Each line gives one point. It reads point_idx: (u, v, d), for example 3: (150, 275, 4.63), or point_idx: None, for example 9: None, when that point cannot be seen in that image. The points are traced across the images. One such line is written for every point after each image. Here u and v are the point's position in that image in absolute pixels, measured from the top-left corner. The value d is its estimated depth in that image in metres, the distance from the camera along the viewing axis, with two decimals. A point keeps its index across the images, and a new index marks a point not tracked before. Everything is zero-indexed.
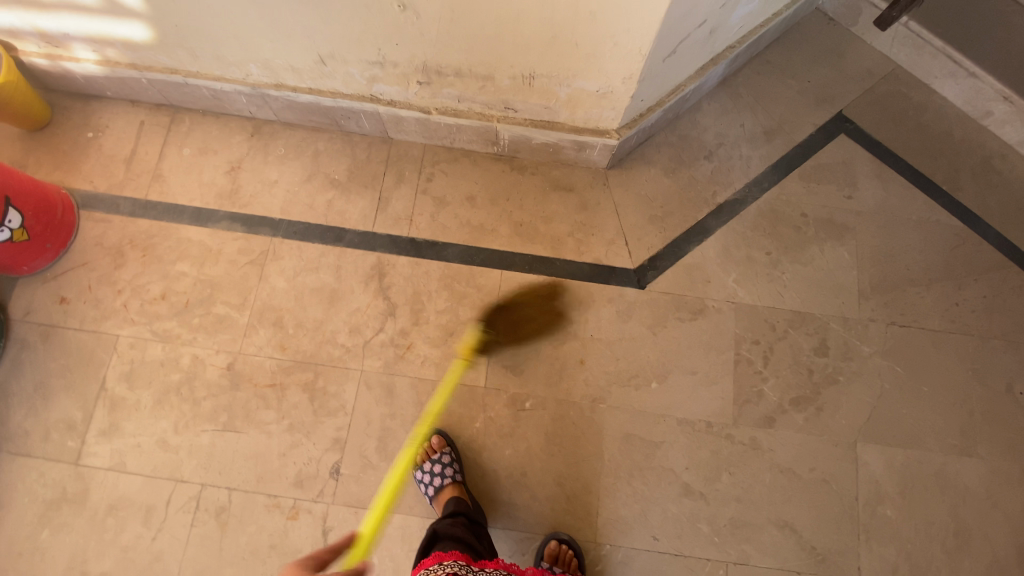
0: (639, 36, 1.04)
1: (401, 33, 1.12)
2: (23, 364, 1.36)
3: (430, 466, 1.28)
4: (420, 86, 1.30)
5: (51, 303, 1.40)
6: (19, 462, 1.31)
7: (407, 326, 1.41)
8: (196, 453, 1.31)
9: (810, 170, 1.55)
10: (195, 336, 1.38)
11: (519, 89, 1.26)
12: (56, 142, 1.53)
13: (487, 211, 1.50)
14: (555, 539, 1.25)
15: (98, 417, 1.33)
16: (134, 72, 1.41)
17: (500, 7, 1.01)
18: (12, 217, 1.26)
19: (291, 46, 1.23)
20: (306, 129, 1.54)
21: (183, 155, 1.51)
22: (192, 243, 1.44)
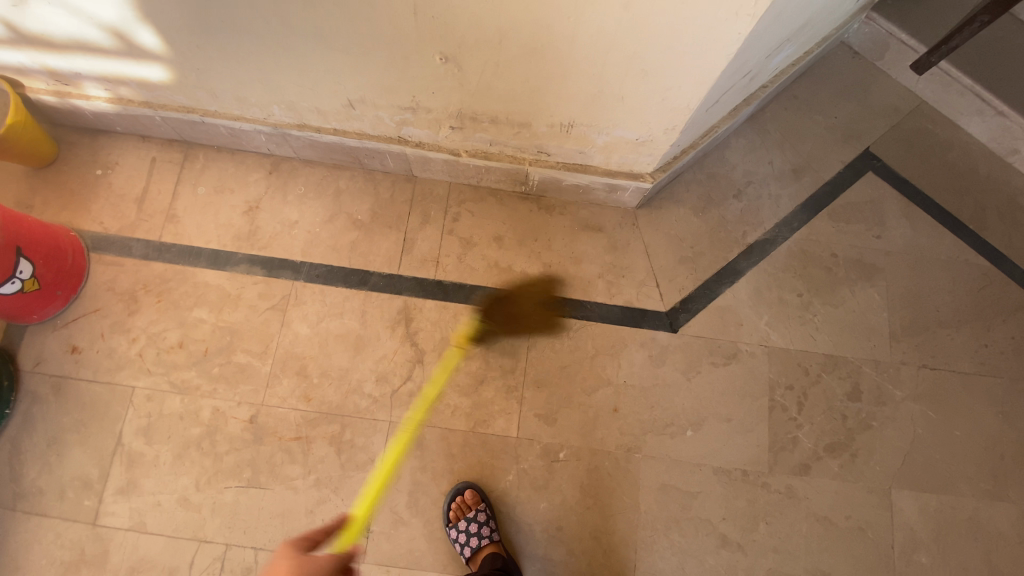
0: (689, 93, 1.02)
1: (440, 82, 1.09)
2: (33, 418, 1.30)
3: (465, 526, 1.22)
4: (452, 131, 1.26)
5: (62, 353, 1.34)
6: (32, 523, 1.24)
7: (436, 373, 1.36)
8: (220, 512, 1.26)
9: (839, 209, 1.54)
10: (216, 387, 1.32)
11: (555, 135, 1.23)
12: (63, 181, 1.46)
13: (515, 252, 1.47)
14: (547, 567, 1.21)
15: (115, 474, 1.27)
16: (148, 110, 1.35)
17: (548, 62, 0.98)
18: (23, 268, 1.21)
19: (320, 92, 1.18)
20: (326, 167, 1.48)
21: (198, 194, 1.45)
22: (209, 287, 1.39)
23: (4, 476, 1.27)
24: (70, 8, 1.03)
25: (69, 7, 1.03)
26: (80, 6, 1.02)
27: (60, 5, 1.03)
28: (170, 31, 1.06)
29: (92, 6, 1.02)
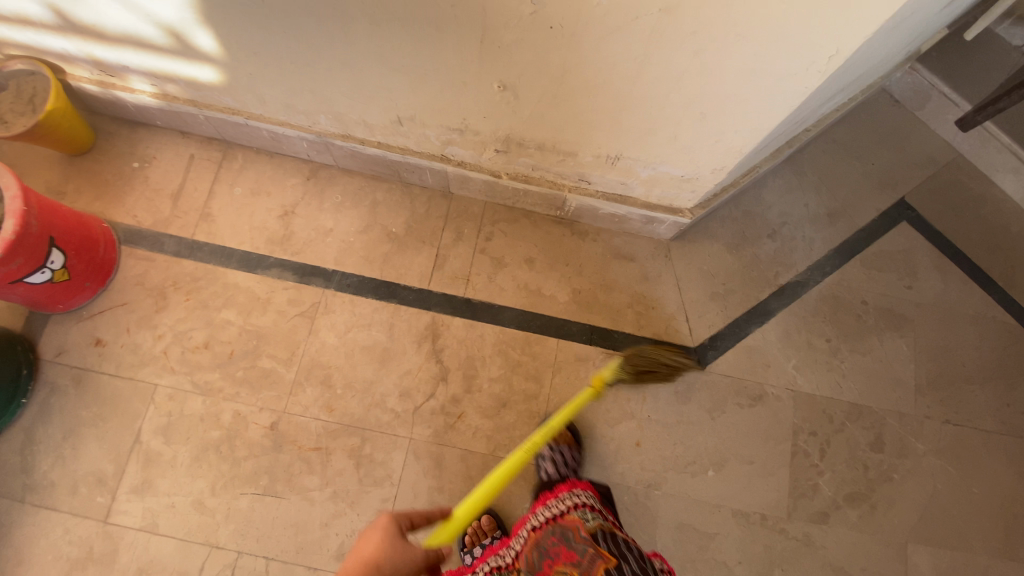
0: (743, 138, 1.01)
1: (493, 108, 1.08)
2: (52, 409, 1.29)
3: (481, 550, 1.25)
4: (496, 153, 1.26)
5: (86, 344, 1.33)
6: (44, 516, 1.23)
7: (459, 393, 1.35)
8: (234, 518, 1.24)
9: (871, 256, 1.53)
10: (238, 391, 1.31)
11: (600, 166, 1.22)
12: (97, 170, 1.45)
13: (546, 276, 1.46)
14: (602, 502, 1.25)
15: (131, 473, 1.26)
16: (193, 108, 1.35)
17: (607, 97, 0.98)
18: (54, 258, 1.20)
19: (370, 105, 1.18)
20: (364, 177, 1.49)
21: (234, 195, 1.45)
22: (239, 289, 1.38)
23: (17, 466, 1.25)
24: (127, 7, 1.03)
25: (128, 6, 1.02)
26: (139, 7, 1.01)
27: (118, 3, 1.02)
28: (226, 37, 1.05)
29: (152, 8, 1.01)
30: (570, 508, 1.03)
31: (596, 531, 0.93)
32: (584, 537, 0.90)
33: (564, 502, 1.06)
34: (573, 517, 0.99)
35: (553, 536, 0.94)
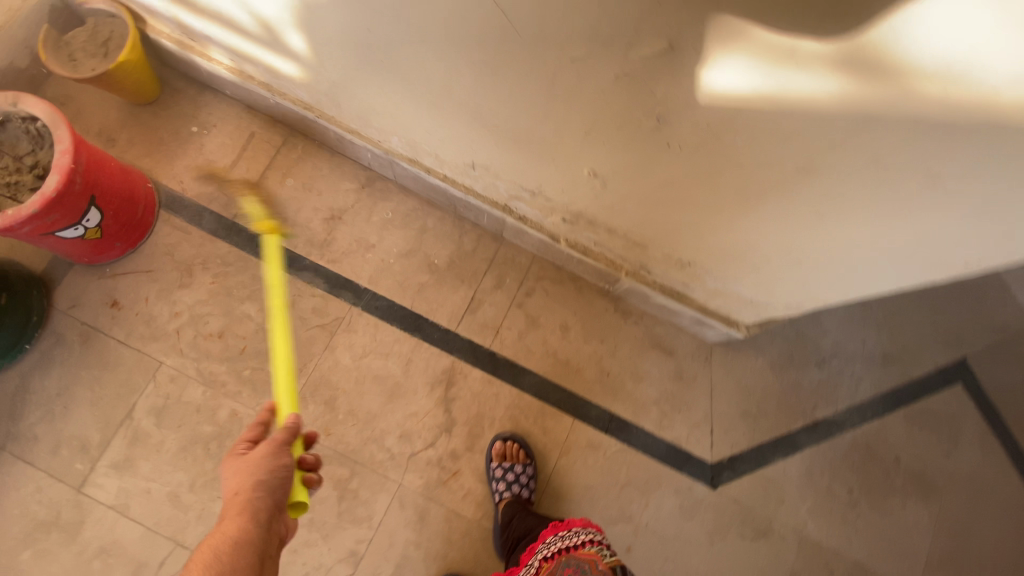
0: (833, 291, 0.93)
1: (575, 186, 1.01)
2: (53, 362, 1.26)
3: None
4: (562, 221, 1.19)
5: (102, 304, 1.29)
6: (19, 468, 1.20)
7: (460, 449, 1.31)
8: (205, 521, 1.21)
9: (916, 413, 1.44)
10: (240, 390, 1.27)
11: (667, 264, 1.14)
12: (154, 126, 1.40)
13: (578, 349, 1.39)
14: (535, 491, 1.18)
15: (115, 447, 1.23)
16: (265, 92, 1.29)
17: (700, 216, 0.90)
18: (91, 216, 1.16)
19: (447, 143, 1.11)
20: (419, 200, 1.44)
21: (284, 186, 1.40)
22: (266, 285, 1.34)
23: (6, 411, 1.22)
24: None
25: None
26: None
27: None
28: (319, 45, 0.99)
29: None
30: (582, 543, 0.95)
31: (615, 566, 0.88)
32: (602, 570, 0.86)
33: (577, 535, 0.99)
34: (587, 550, 0.93)
35: (569, 569, 0.90)
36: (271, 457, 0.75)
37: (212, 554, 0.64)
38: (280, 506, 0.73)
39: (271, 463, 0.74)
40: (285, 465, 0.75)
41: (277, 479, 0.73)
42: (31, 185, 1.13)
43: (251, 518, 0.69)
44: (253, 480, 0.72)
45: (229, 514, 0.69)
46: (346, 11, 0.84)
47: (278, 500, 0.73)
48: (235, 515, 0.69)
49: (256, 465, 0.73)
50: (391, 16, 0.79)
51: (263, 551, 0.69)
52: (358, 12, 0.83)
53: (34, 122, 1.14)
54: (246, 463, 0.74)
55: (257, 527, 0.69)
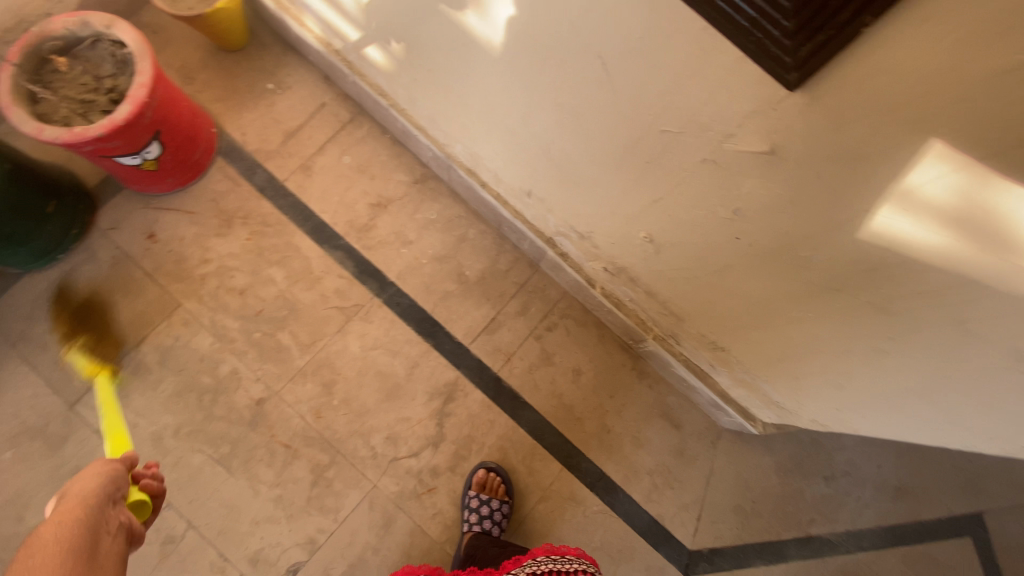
0: (868, 420, 0.88)
1: (627, 245, 0.98)
2: (80, 277, 1.28)
3: None
4: (603, 269, 1.14)
5: (140, 233, 1.32)
6: (25, 371, 1.24)
7: (442, 466, 1.29)
8: (180, 470, 1.21)
9: (917, 556, 1.34)
10: (246, 351, 1.28)
11: (698, 342, 1.10)
12: (233, 74, 1.42)
13: (585, 398, 1.35)
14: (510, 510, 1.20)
15: (115, 374, 1.24)
16: (345, 68, 1.30)
17: (748, 313, 0.86)
18: (151, 149, 1.17)
19: (510, 167, 1.09)
20: (466, 208, 1.42)
21: (341, 163, 1.41)
22: (299, 255, 1.35)
23: (27, 313, 1.26)
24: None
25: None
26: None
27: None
28: (411, 42, 0.98)
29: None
30: None
31: None
32: None
33: (567, 561, 1.01)
34: None
35: None
36: (103, 464, 0.76)
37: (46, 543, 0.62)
38: (115, 499, 0.72)
39: (104, 468, 0.75)
40: (118, 470, 0.76)
41: (108, 476, 0.73)
42: (101, 106, 1.14)
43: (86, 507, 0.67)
44: (88, 482, 0.71)
45: (60, 511, 0.66)
46: (449, 17, 0.84)
47: (112, 491, 0.72)
48: (67, 509, 0.66)
49: (89, 473, 0.73)
50: (492, 36, 0.78)
51: (101, 527, 0.67)
52: (461, 21, 0.82)
53: (123, 48, 1.15)
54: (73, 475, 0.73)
55: (89, 514, 0.67)
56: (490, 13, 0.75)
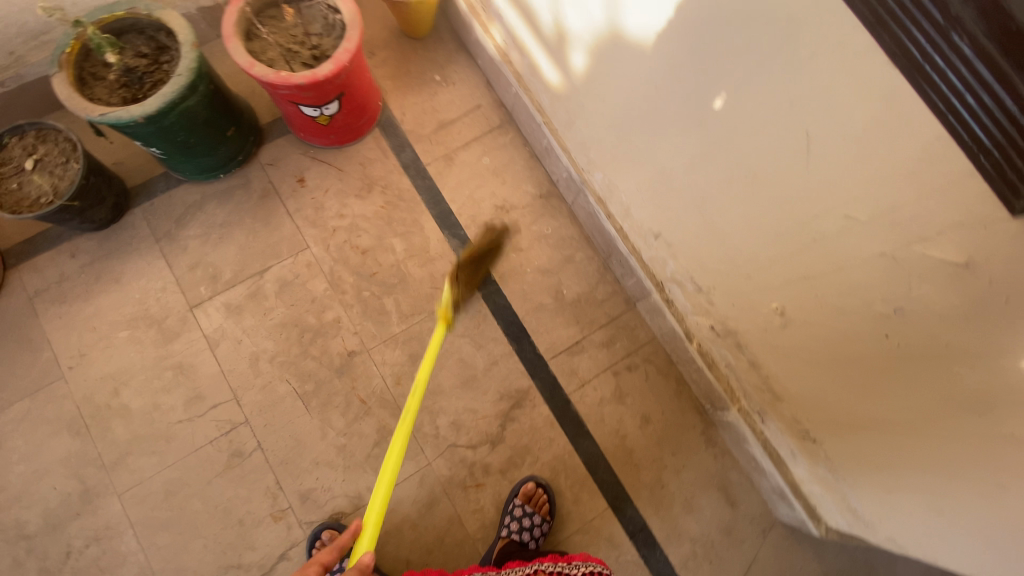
0: (948, 559, 0.86)
1: (750, 310, 1.00)
2: (231, 198, 1.42)
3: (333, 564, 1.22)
4: (708, 327, 1.17)
5: (292, 175, 1.45)
6: (160, 265, 1.36)
7: (494, 467, 1.32)
8: (264, 394, 1.31)
9: None
10: (353, 306, 1.38)
11: (787, 425, 1.11)
12: (408, 58, 1.56)
13: (646, 445, 1.35)
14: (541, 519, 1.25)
15: (236, 291, 1.36)
16: (513, 79, 1.39)
17: (864, 408, 0.87)
18: (330, 107, 1.30)
19: (649, 207, 1.13)
20: (581, 232, 1.47)
21: (479, 162, 1.51)
22: (421, 234, 1.45)
23: (177, 215, 1.39)
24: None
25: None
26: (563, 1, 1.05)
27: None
28: (598, 72, 1.06)
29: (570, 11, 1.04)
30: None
31: None
32: None
33: (581, 568, 1.14)
34: None
35: None
36: None
37: None
38: None
39: None
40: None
41: None
42: (302, 59, 1.24)
43: None
44: None
45: None
46: (653, 61, 0.90)
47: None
48: None
49: None
50: (694, 88, 0.84)
51: None
52: (666, 67, 0.88)
53: (334, 14, 1.26)
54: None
55: None
56: (703, 67, 0.80)
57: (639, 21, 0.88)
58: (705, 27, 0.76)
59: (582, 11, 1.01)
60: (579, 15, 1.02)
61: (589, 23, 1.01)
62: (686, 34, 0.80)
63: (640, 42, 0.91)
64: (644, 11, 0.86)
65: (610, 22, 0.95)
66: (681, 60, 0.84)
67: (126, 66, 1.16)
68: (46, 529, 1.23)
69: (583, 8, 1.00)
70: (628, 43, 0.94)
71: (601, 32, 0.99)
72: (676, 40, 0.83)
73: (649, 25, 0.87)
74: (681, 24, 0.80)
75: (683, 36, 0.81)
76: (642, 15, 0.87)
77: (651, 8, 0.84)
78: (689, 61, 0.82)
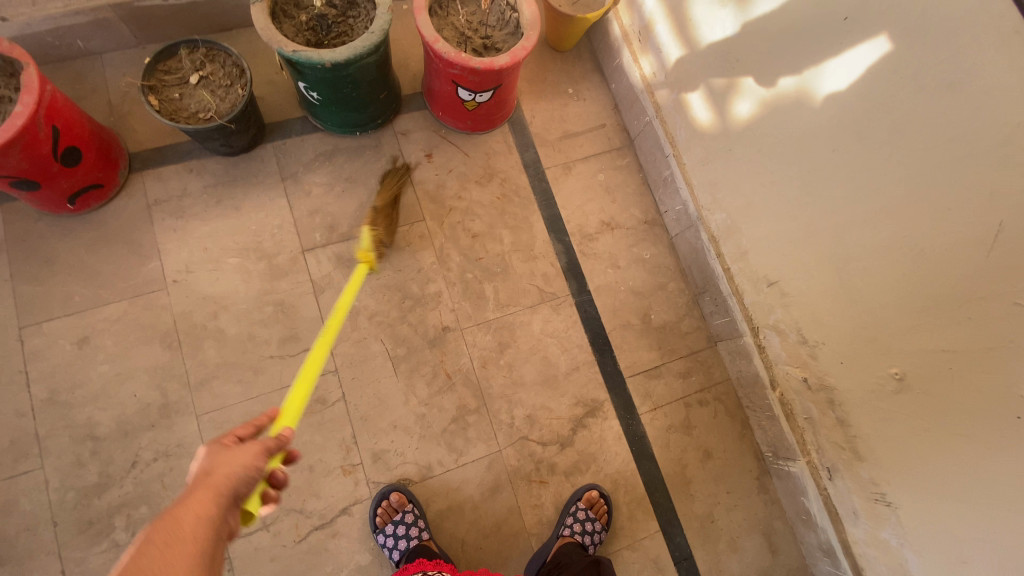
0: None
1: (860, 369, 1.08)
2: (361, 157, 1.46)
3: (394, 529, 1.20)
4: (800, 379, 1.24)
5: (421, 149, 1.50)
6: (281, 203, 1.39)
7: (559, 468, 1.35)
8: (357, 349, 1.34)
9: None
10: (455, 284, 1.43)
11: (859, 485, 1.17)
12: (547, 67, 1.64)
13: (704, 478, 1.40)
14: (599, 523, 1.28)
15: (349, 245, 1.39)
16: (651, 109, 1.47)
17: (963, 478, 0.94)
18: (483, 94, 1.36)
19: (771, 255, 1.22)
20: (677, 264, 1.53)
21: (595, 176, 1.57)
22: (529, 231, 1.50)
23: (307, 160, 1.43)
24: (742, 46, 1.19)
25: (743, 48, 1.19)
26: (753, 54, 1.17)
27: (744, 39, 1.18)
28: (767, 124, 1.17)
29: (757, 65, 1.17)
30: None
31: None
32: None
33: None
34: None
35: None
36: (257, 453, 0.70)
37: (187, 522, 0.58)
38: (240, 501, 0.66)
39: (254, 457, 0.69)
40: (259, 466, 0.70)
41: (252, 472, 0.68)
42: (473, 45, 1.30)
43: (221, 512, 0.62)
44: (238, 467, 0.67)
45: (202, 489, 0.62)
46: (838, 128, 1.01)
47: (242, 495, 0.65)
48: (206, 489, 0.62)
49: (242, 456, 0.69)
50: (879, 161, 0.95)
51: (215, 540, 0.60)
52: (851, 135, 0.99)
53: (512, 11, 1.32)
54: (222, 452, 0.69)
55: (220, 511, 0.62)
56: (898, 147, 0.92)
57: (839, 90, 1.00)
58: (917, 115, 0.89)
59: (772, 69, 1.13)
60: (767, 71, 1.15)
61: (776, 80, 1.13)
62: (891, 116, 0.92)
63: (829, 109, 1.02)
64: (848, 82, 0.99)
65: (802, 84, 1.07)
66: (874, 136, 0.95)
67: (319, 12, 1.20)
68: (117, 434, 1.23)
69: (775, 65, 1.12)
70: (814, 107, 1.05)
71: (787, 91, 1.11)
72: (875, 118, 0.95)
73: (846, 94, 0.99)
74: (888, 104, 0.92)
75: (885, 116, 0.93)
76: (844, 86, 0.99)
77: (860, 80, 0.96)
78: (885, 136, 0.93)
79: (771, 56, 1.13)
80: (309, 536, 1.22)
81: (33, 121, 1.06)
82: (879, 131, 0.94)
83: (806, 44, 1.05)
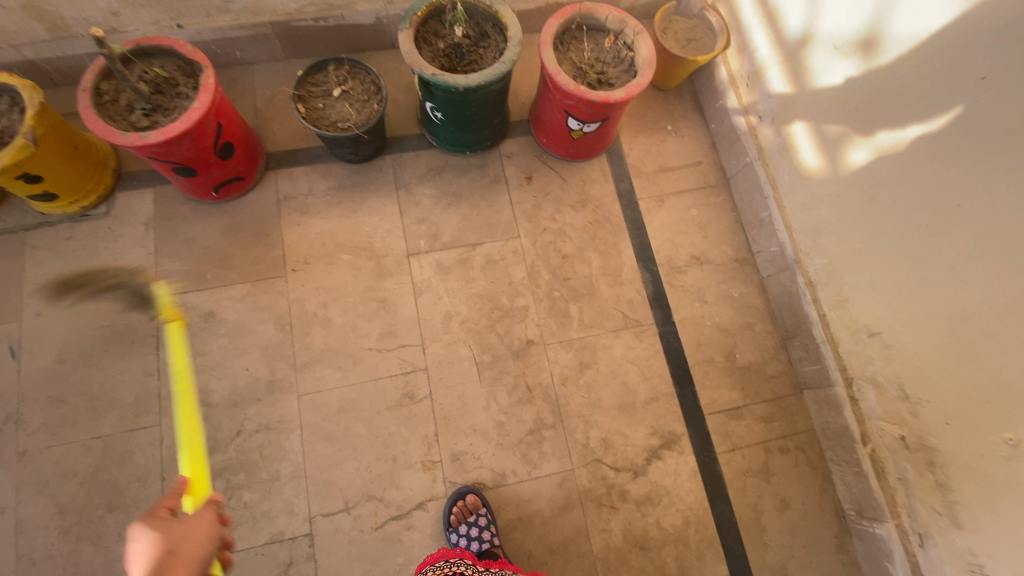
0: None
1: (969, 430, 1.04)
2: (468, 173, 1.57)
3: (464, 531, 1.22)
4: (896, 436, 1.20)
5: (522, 170, 1.59)
6: (392, 210, 1.51)
7: (630, 495, 1.35)
8: (447, 351, 1.41)
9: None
10: (543, 301, 1.48)
11: (955, 555, 1.10)
12: (649, 104, 1.70)
13: (781, 529, 1.35)
14: None
15: (449, 254, 1.49)
16: (753, 152, 1.51)
17: None
18: (590, 125, 1.43)
19: (874, 305, 1.21)
20: (766, 306, 1.52)
21: (687, 211, 1.60)
22: (619, 257, 1.54)
23: (419, 173, 1.55)
24: (862, 98, 1.20)
25: (864, 100, 1.20)
26: (876, 107, 1.18)
27: (864, 91, 1.20)
28: (881, 174, 1.17)
29: (879, 118, 1.17)
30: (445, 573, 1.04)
31: None
32: None
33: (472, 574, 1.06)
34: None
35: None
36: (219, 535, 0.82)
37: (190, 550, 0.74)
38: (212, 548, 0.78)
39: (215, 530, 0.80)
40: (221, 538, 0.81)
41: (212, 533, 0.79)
42: (588, 78, 1.39)
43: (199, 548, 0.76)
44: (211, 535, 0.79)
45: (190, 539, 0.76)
46: (965, 185, 1.01)
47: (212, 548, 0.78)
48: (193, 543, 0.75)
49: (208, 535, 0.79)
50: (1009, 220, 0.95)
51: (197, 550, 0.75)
52: (978, 192, 0.99)
53: (628, 50, 1.40)
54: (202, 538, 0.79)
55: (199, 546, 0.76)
56: None
57: (968, 149, 1.01)
58: None
59: (895, 124, 1.14)
60: (888, 123, 1.15)
61: (898, 133, 1.13)
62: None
63: (955, 166, 1.03)
64: (977, 139, 0.99)
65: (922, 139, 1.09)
66: (1004, 196, 0.95)
67: (455, 42, 1.33)
68: (227, 403, 1.34)
69: (895, 118, 1.14)
70: (937, 162, 1.06)
71: (908, 144, 1.11)
72: (1007, 179, 0.95)
73: (975, 151, 1.00)
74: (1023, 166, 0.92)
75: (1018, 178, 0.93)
76: (974, 144, 1.00)
77: (994, 139, 0.97)
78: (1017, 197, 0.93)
79: (894, 109, 1.14)
80: (385, 525, 1.27)
81: (205, 116, 1.21)
82: (1011, 192, 0.94)
83: (934, 100, 1.06)
